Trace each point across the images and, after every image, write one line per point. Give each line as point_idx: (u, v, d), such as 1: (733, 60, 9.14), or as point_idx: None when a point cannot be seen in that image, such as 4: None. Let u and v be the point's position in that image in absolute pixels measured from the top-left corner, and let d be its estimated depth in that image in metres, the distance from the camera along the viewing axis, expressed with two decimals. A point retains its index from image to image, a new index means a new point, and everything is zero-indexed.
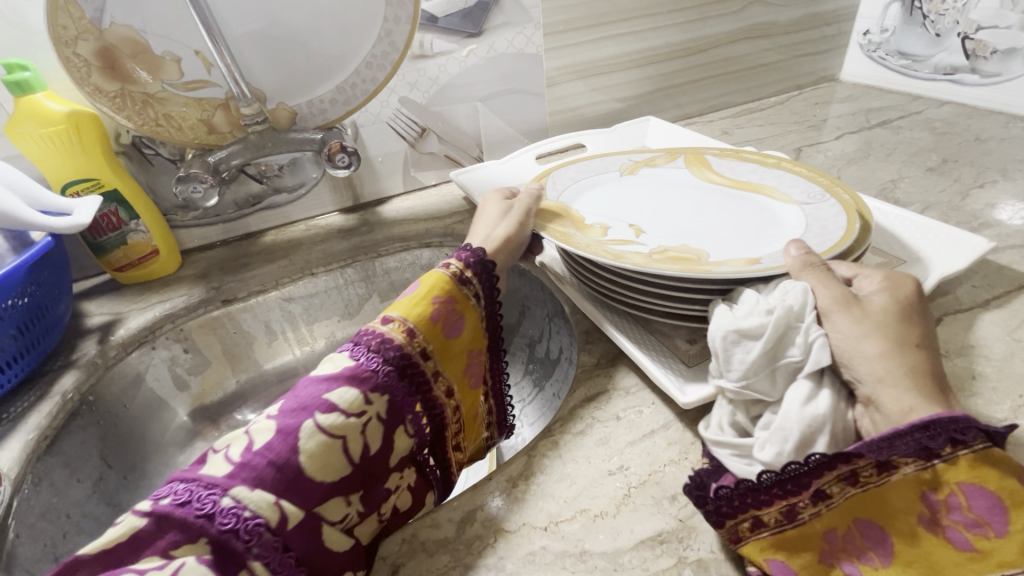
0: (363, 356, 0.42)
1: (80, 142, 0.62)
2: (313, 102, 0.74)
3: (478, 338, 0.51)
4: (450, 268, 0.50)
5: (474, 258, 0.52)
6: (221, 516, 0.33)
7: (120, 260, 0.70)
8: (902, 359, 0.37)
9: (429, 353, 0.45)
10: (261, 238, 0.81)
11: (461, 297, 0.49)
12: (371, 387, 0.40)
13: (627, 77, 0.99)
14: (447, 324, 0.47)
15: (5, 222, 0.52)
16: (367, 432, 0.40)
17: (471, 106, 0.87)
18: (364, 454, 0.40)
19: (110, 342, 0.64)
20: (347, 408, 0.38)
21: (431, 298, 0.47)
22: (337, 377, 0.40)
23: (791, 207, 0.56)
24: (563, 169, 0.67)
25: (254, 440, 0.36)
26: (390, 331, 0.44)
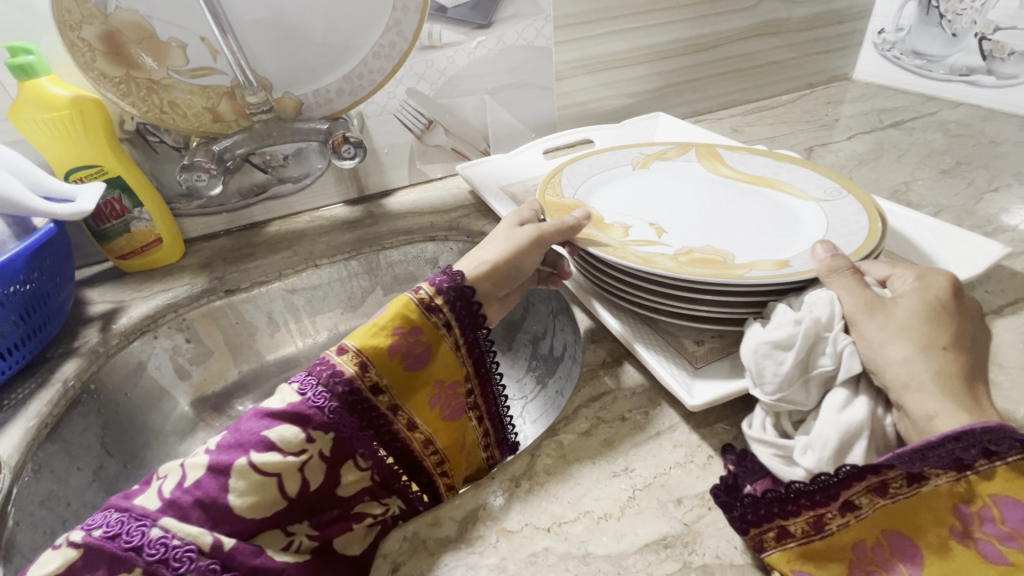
0: (310, 390, 0.41)
1: (83, 128, 0.61)
2: (319, 92, 0.73)
3: (451, 369, 0.48)
4: (419, 295, 0.46)
5: (451, 285, 0.47)
6: (149, 547, 0.34)
7: (123, 248, 0.69)
8: (926, 363, 0.37)
9: (383, 387, 0.44)
10: (265, 229, 0.80)
11: (427, 327, 0.45)
12: (315, 427, 0.40)
13: (637, 72, 0.97)
14: (408, 356, 0.45)
15: (7, 208, 0.52)
16: (308, 468, 0.39)
17: (479, 98, 0.86)
18: (304, 491, 0.39)
19: (113, 331, 0.64)
20: (285, 446, 0.38)
21: (391, 328, 0.44)
22: (280, 413, 0.39)
23: (808, 204, 0.56)
24: (574, 164, 0.66)
25: (188, 475, 0.37)
26: (342, 363, 0.42)
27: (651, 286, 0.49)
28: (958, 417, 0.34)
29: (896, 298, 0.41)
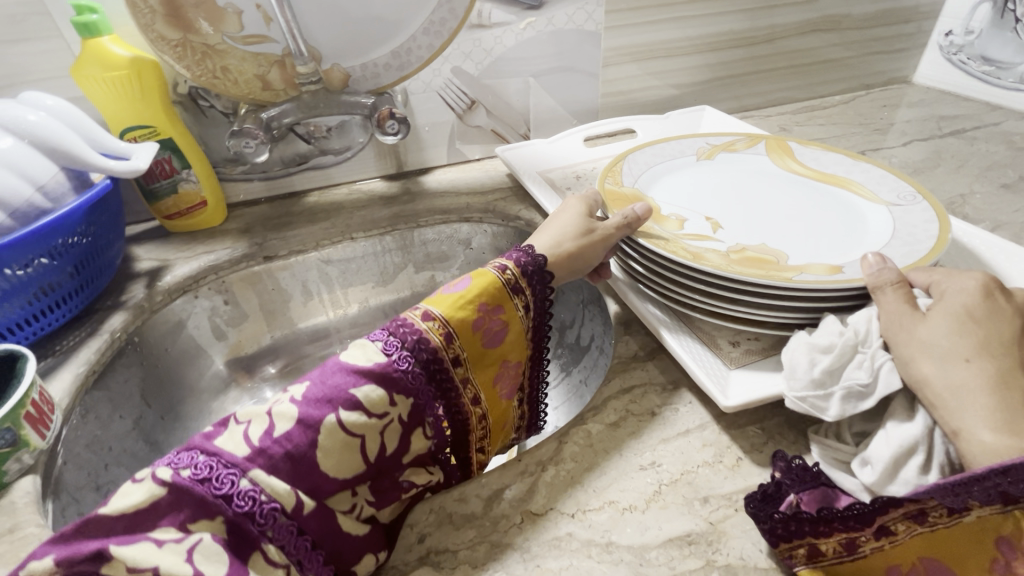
0: (395, 352, 0.41)
1: (139, 89, 0.63)
2: (367, 65, 0.73)
3: (519, 351, 0.49)
4: (505, 272, 0.48)
5: (532, 264, 0.49)
6: (238, 498, 0.34)
7: (170, 208, 0.71)
8: (942, 375, 0.36)
9: (461, 360, 0.45)
10: (304, 198, 0.81)
11: (509, 305, 0.47)
12: (399, 390, 0.41)
13: (686, 63, 0.95)
14: (487, 334, 0.46)
15: (68, 162, 0.53)
16: (386, 433, 0.40)
17: (524, 81, 0.85)
18: (381, 454, 0.40)
19: (158, 288, 0.66)
20: (370, 408, 0.39)
21: (479, 304, 0.46)
22: (366, 373, 0.39)
23: (878, 207, 0.54)
24: (638, 152, 0.65)
25: (276, 425, 0.36)
26: (426, 329, 0.43)
27: (696, 281, 0.49)
28: (981, 437, 0.33)
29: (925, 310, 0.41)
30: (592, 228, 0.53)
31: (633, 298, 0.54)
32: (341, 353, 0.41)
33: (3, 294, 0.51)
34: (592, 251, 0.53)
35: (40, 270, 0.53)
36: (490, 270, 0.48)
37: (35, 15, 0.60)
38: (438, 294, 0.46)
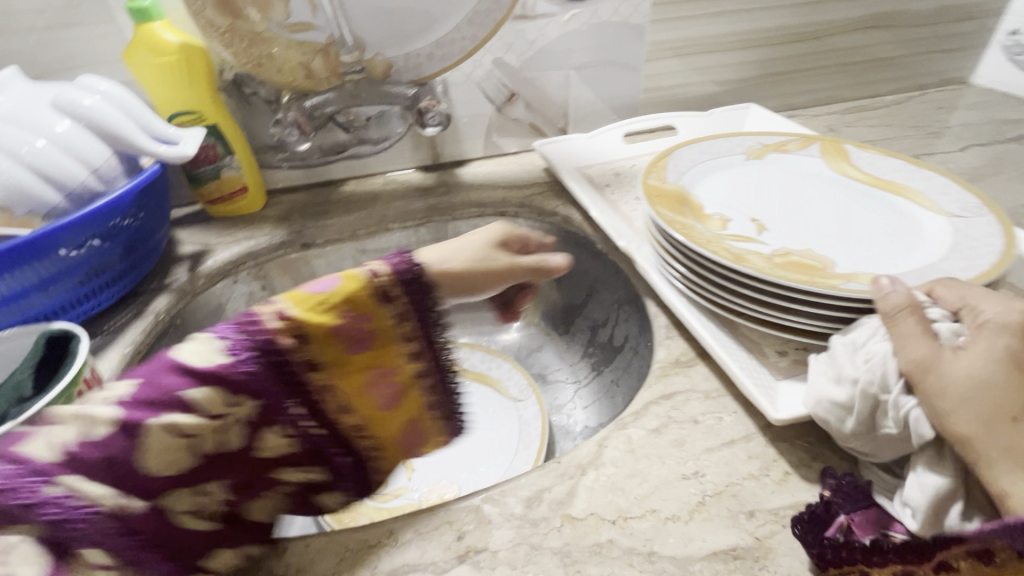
0: (239, 353, 0.38)
1: (187, 74, 0.63)
2: (410, 55, 0.73)
3: (399, 358, 0.44)
4: (373, 277, 0.43)
5: (407, 272, 0.44)
6: (40, 506, 0.32)
7: (212, 193, 0.72)
8: (988, 436, 0.32)
9: (318, 363, 0.41)
10: (341, 187, 0.82)
11: (373, 312, 0.43)
12: (235, 389, 0.37)
13: (731, 59, 0.92)
14: (350, 339, 0.42)
15: (121, 146, 0.54)
16: (228, 432, 0.38)
17: (565, 74, 0.83)
18: (221, 450, 0.38)
19: (200, 272, 0.67)
20: (205, 409, 0.36)
21: (341, 307, 0.41)
22: (197, 373, 0.37)
23: (938, 217, 0.51)
24: (684, 149, 0.63)
25: (93, 428, 0.34)
26: (275, 329, 0.39)
27: (738, 286, 0.47)
28: None
29: (955, 349, 0.36)
30: (489, 255, 0.49)
31: (675, 300, 0.53)
32: (176, 345, 0.38)
33: (57, 274, 0.52)
34: (481, 280, 0.48)
35: (92, 252, 0.54)
36: (363, 274, 0.43)
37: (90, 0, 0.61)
38: (297, 290, 0.42)
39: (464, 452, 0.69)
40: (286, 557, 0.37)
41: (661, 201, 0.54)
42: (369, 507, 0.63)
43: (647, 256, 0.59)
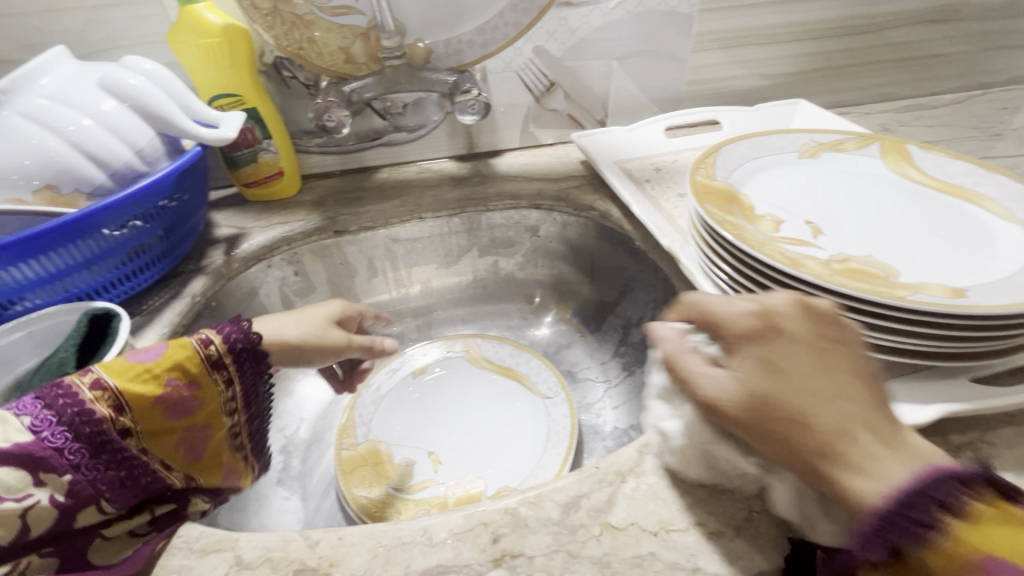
0: (46, 429, 0.36)
1: (230, 57, 0.63)
2: (450, 41, 0.71)
3: (222, 419, 0.46)
4: (205, 347, 0.43)
5: (244, 340, 0.45)
6: None
7: (249, 176, 0.72)
8: (804, 445, 0.31)
9: (134, 429, 0.40)
10: (375, 174, 0.81)
11: (200, 372, 0.43)
12: (44, 468, 0.36)
13: (782, 52, 0.88)
14: (175, 406, 0.42)
15: (167, 128, 0.54)
16: (32, 513, 0.35)
17: (607, 64, 0.81)
18: (29, 535, 0.35)
19: (235, 255, 0.68)
20: (2, 493, 0.34)
21: (165, 376, 0.41)
22: (1, 454, 0.35)
23: (1012, 227, 0.48)
24: (733, 144, 0.60)
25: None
26: (90, 400, 0.38)
27: (790, 291, 0.45)
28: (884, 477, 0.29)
29: (719, 368, 0.35)
30: (329, 330, 0.51)
31: None
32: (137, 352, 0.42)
33: (100, 253, 0.53)
34: (316, 353, 0.50)
35: (134, 232, 0.54)
36: (191, 341, 0.43)
37: None
38: (116, 358, 0.40)
39: (491, 447, 0.68)
40: (318, 550, 0.36)
41: (710, 200, 0.52)
42: (396, 499, 0.63)
43: (691, 257, 0.57)
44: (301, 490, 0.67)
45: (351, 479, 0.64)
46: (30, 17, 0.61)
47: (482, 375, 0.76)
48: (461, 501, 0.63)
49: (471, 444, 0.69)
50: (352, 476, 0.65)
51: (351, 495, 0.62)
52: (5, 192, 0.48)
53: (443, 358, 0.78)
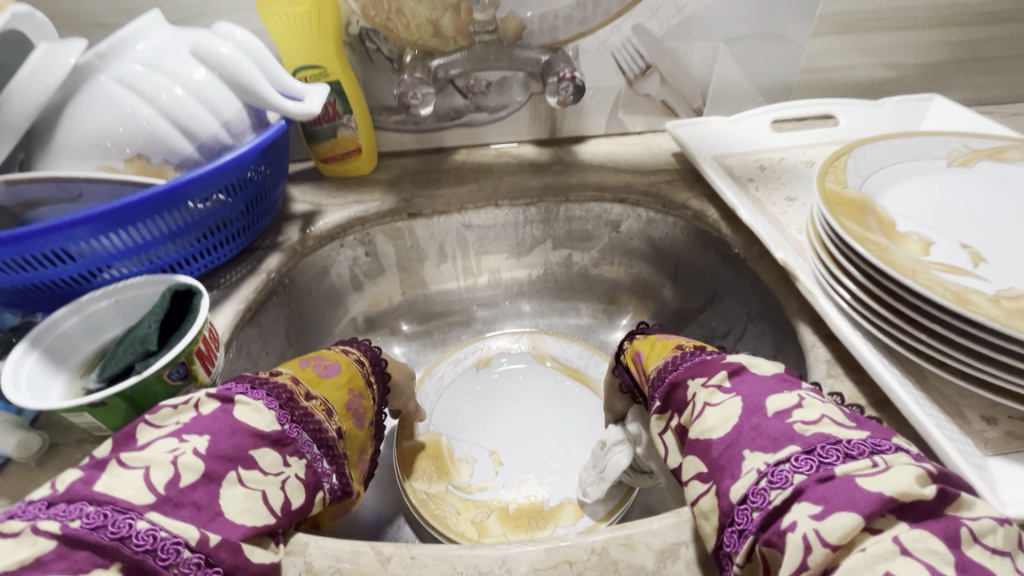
0: (287, 421, 0.38)
1: (317, 26, 0.61)
2: (546, 16, 0.65)
3: (369, 439, 0.49)
4: (359, 363, 0.51)
5: (375, 358, 0.53)
6: (161, 551, 0.29)
7: (327, 152, 0.70)
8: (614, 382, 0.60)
9: (342, 436, 0.43)
10: (452, 156, 0.77)
11: (364, 388, 0.49)
12: (292, 451, 0.37)
13: (919, 38, 0.77)
14: (354, 415, 0.46)
15: (252, 99, 0.52)
16: (288, 487, 0.36)
17: (712, 46, 0.73)
18: (286, 508, 0.36)
19: (310, 233, 0.66)
20: (267, 467, 0.35)
21: (349, 387, 0.47)
22: (264, 434, 0.36)
23: None
24: (867, 146, 0.52)
25: (181, 477, 0.32)
26: (311, 407, 0.41)
27: (942, 326, 0.37)
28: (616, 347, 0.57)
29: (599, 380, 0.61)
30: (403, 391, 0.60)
31: (845, 329, 0.44)
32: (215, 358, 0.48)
33: (183, 226, 0.52)
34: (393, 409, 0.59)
35: (217, 205, 0.53)
36: (350, 359, 0.50)
37: None
38: (308, 369, 0.45)
39: (556, 454, 0.65)
40: (390, 568, 0.34)
41: (842, 212, 0.45)
42: (456, 497, 0.60)
43: (809, 273, 0.50)
44: None
45: (411, 472, 0.62)
46: None
47: (546, 375, 0.73)
48: (523, 508, 0.60)
49: (535, 448, 0.66)
50: (412, 470, 0.63)
51: (410, 488, 0.60)
52: (99, 159, 0.47)
53: (508, 354, 0.76)
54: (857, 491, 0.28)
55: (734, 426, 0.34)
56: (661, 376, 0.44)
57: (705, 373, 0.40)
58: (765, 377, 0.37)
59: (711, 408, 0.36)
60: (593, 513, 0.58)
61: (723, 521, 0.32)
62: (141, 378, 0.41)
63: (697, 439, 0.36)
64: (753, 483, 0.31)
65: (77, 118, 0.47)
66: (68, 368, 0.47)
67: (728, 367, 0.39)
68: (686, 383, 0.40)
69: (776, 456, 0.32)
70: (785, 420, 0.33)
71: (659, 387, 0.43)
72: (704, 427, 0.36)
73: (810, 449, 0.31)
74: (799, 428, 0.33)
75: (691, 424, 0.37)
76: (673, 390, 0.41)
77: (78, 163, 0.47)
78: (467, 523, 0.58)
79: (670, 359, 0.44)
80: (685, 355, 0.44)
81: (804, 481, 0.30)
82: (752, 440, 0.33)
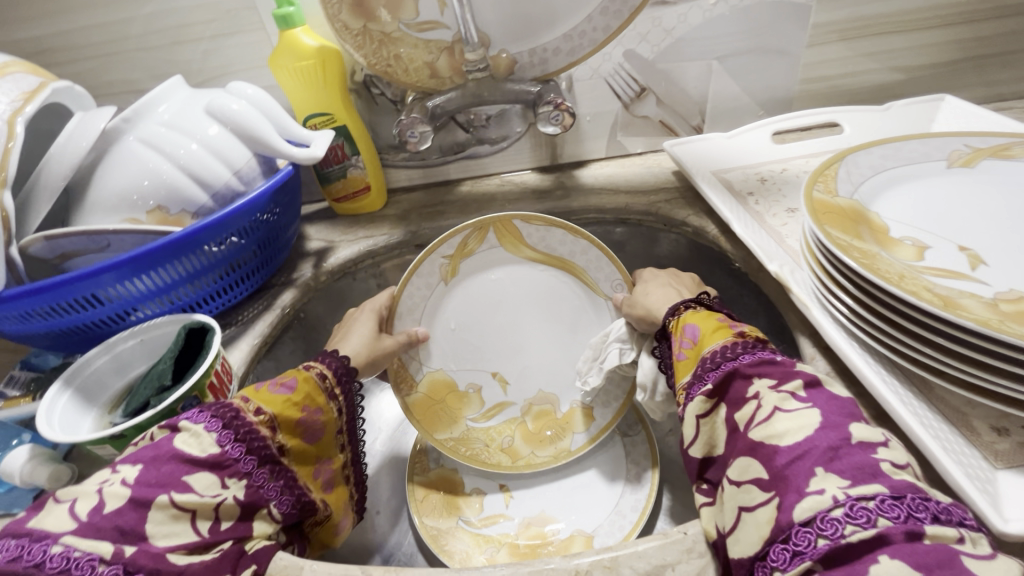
0: (228, 443, 0.40)
1: (323, 78, 0.64)
2: (535, 51, 0.68)
3: (335, 445, 0.50)
4: (321, 377, 0.49)
5: (341, 368, 0.51)
6: (76, 568, 0.31)
7: (339, 192, 0.74)
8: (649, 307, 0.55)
9: (285, 450, 0.44)
10: (457, 188, 0.80)
11: (325, 406, 0.48)
12: (230, 473, 0.39)
13: (925, 40, 0.75)
14: (308, 431, 0.46)
15: (260, 148, 0.56)
16: (223, 508, 0.38)
17: (705, 65, 0.74)
18: (217, 528, 0.37)
19: (323, 268, 0.69)
20: (202, 489, 0.37)
21: (304, 404, 0.46)
22: (198, 460, 0.38)
23: None
24: (860, 153, 0.51)
25: (105, 504, 0.34)
26: (256, 422, 0.42)
27: (936, 335, 0.36)
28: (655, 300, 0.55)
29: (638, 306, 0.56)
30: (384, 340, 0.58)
31: (841, 342, 0.43)
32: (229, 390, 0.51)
33: (201, 268, 0.56)
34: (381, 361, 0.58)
35: (231, 248, 0.57)
36: (309, 371, 0.49)
37: (247, 9, 0.64)
38: (259, 390, 0.45)
39: (560, 362, 0.67)
40: None
41: (829, 220, 0.44)
42: (467, 533, 0.60)
43: (805, 285, 0.49)
44: (372, 503, 0.66)
45: (421, 507, 0.62)
46: (160, 49, 0.65)
47: (530, 269, 0.67)
48: (538, 418, 0.66)
49: (538, 359, 0.67)
50: (429, 425, 0.64)
51: (434, 439, 0.63)
52: (127, 212, 0.52)
53: (472, 256, 0.65)
54: (958, 569, 0.26)
55: (809, 438, 0.32)
56: (716, 359, 0.41)
57: (773, 374, 0.37)
58: (839, 397, 0.35)
59: (782, 414, 0.34)
60: (601, 413, 0.65)
61: (775, 535, 0.30)
62: (155, 411, 0.44)
63: (761, 442, 0.34)
64: (824, 509, 0.29)
65: (105, 177, 0.52)
66: (98, 405, 0.52)
67: (804, 377, 0.37)
68: (750, 379, 0.38)
69: (857, 489, 0.29)
70: (870, 453, 0.31)
71: (711, 370, 0.40)
72: (770, 432, 0.34)
73: (899, 495, 0.29)
74: (887, 468, 0.30)
75: (751, 424, 0.35)
76: (730, 381, 0.39)
77: (106, 217, 0.52)
78: (480, 559, 0.58)
79: (731, 345, 0.41)
80: (747, 349, 0.41)
81: (891, 529, 0.28)
82: (828, 461, 0.31)
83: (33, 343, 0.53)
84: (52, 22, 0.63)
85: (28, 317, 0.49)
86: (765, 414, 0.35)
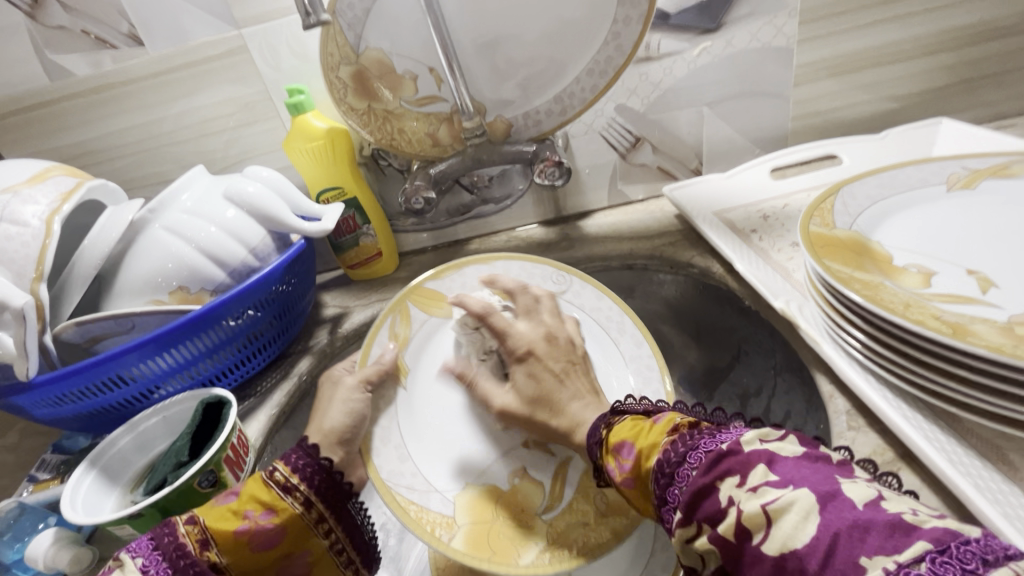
0: (155, 567, 0.38)
1: (333, 156, 0.69)
2: (529, 114, 0.71)
3: (312, 538, 0.44)
4: (275, 475, 0.44)
5: (308, 460, 0.45)
6: None
7: (353, 259, 0.77)
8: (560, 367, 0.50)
9: (222, 565, 0.41)
10: (466, 247, 0.83)
11: (276, 504, 0.43)
12: None
13: (910, 69, 0.76)
14: (257, 538, 0.42)
15: (273, 224, 0.59)
16: None
17: (696, 111, 0.76)
18: None
19: (338, 333, 0.71)
20: None
21: (246, 509, 0.42)
22: None
23: None
24: (857, 183, 0.51)
25: None
26: (184, 534, 0.40)
27: (958, 367, 0.35)
28: None
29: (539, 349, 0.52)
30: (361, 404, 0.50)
31: (858, 379, 0.41)
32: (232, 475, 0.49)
33: (220, 342, 0.58)
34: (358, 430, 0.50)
35: (248, 321, 0.60)
36: (263, 471, 0.45)
37: (262, 100, 0.70)
38: (210, 503, 0.43)
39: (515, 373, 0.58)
40: None
41: (830, 254, 0.43)
42: None
43: (815, 321, 0.47)
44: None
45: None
46: (187, 142, 0.71)
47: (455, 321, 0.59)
48: None
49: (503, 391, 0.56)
50: (502, 556, 0.45)
51: (522, 565, 0.45)
52: (151, 295, 0.55)
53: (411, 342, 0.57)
54: None
55: (822, 522, 0.26)
56: (665, 473, 0.35)
57: (734, 470, 0.31)
58: (805, 461, 0.30)
59: (779, 511, 0.27)
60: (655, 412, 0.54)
61: None
62: (173, 488, 0.45)
63: (779, 558, 0.26)
64: None
65: (129, 263, 0.55)
66: (120, 485, 0.53)
67: (763, 458, 0.30)
68: (714, 486, 0.31)
69: (905, 554, 0.24)
70: (884, 510, 0.26)
71: (674, 495, 0.34)
72: (780, 538, 0.27)
73: (942, 548, 0.24)
74: (911, 520, 0.25)
75: (753, 537, 0.28)
76: (694, 498, 0.32)
77: (132, 301, 0.55)
78: None
79: (670, 447, 0.36)
80: (687, 443, 0.35)
81: None
82: (863, 540, 0.25)
83: (64, 425, 0.56)
84: (91, 127, 0.69)
85: (61, 400, 0.52)
86: (755, 524, 0.28)
